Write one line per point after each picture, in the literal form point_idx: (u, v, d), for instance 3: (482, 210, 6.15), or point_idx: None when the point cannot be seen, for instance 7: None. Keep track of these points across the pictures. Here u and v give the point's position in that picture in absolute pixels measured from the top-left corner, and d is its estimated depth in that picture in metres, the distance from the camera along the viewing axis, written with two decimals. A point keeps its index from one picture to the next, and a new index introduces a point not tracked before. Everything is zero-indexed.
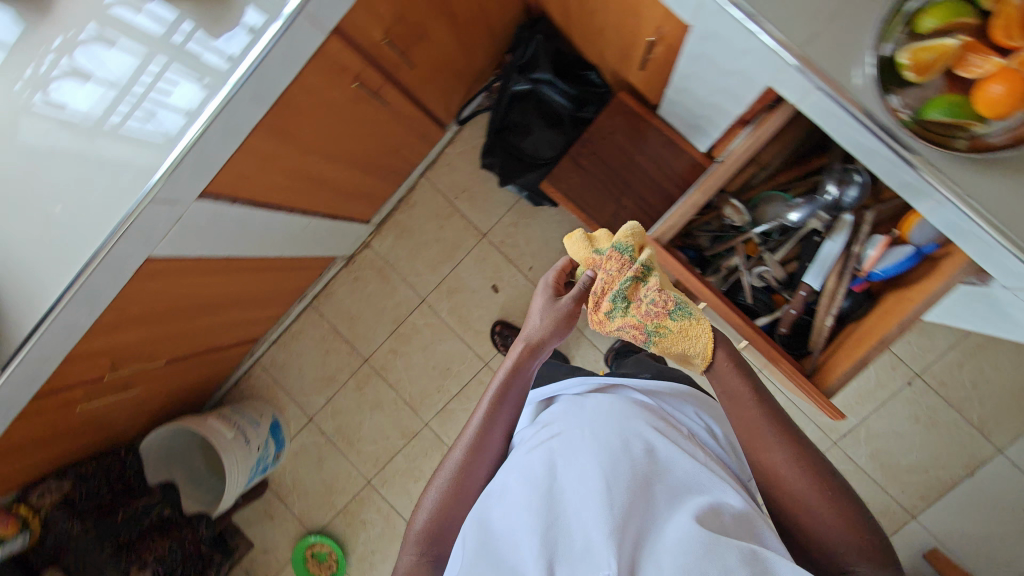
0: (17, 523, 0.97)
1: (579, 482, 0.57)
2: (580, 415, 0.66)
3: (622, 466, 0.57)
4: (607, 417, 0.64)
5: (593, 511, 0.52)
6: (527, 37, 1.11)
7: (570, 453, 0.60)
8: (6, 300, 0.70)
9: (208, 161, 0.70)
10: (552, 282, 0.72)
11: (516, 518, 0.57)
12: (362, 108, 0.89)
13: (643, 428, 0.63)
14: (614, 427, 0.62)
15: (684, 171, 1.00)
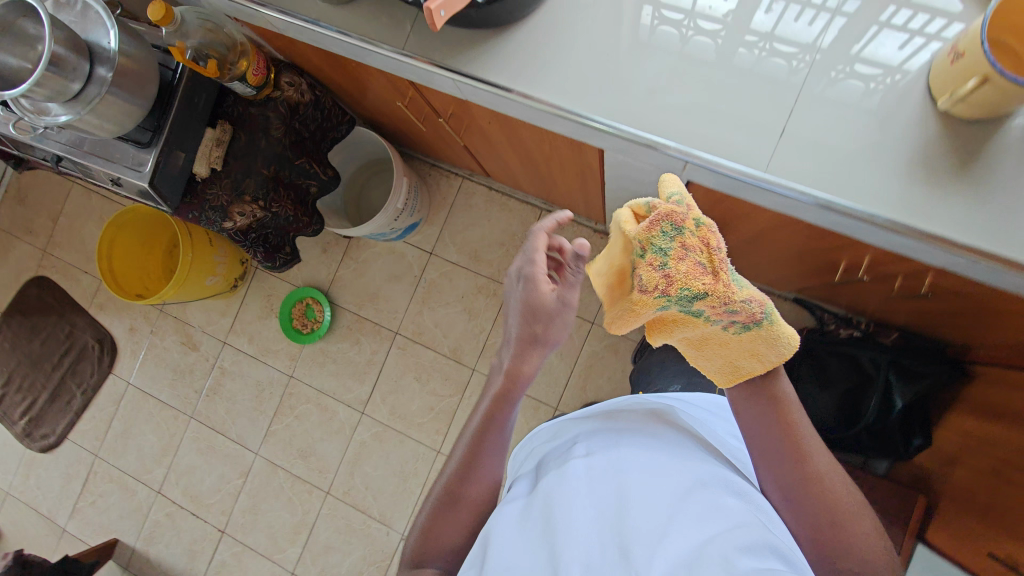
0: (261, 80, 0.92)
1: (612, 487, 0.54)
2: (614, 431, 0.62)
3: (649, 494, 0.53)
4: (648, 439, 0.61)
5: (630, 532, 0.49)
6: (936, 363, 0.99)
7: (601, 464, 0.57)
8: (512, 44, 0.63)
9: (744, 192, 0.61)
10: (540, 261, 0.59)
11: (529, 511, 0.55)
12: (822, 265, 0.80)
13: (674, 460, 0.58)
14: (651, 454, 0.58)
15: None
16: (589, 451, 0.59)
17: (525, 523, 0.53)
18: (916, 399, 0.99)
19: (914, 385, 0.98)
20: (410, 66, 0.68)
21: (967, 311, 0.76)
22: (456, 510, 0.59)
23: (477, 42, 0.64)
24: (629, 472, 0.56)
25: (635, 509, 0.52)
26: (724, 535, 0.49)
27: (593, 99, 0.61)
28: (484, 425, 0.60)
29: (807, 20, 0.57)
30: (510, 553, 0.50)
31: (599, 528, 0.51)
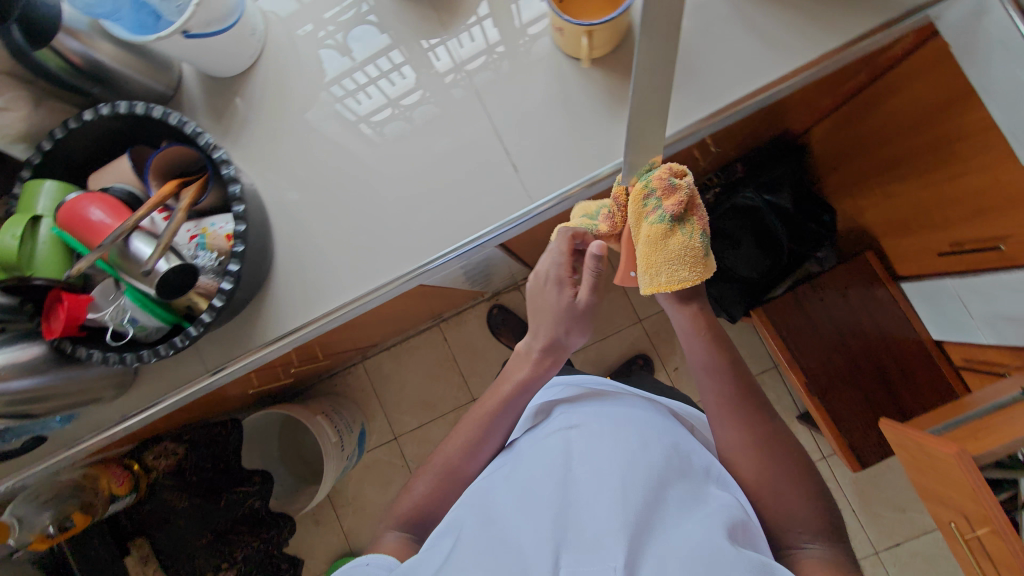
0: (130, 481, 0.88)
1: (600, 464, 0.54)
2: (601, 410, 0.63)
3: (638, 461, 0.53)
4: (628, 417, 0.61)
5: (617, 502, 0.49)
6: (779, 160, 1.09)
7: (589, 441, 0.57)
8: (280, 291, 0.65)
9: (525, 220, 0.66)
10: None
11: (512, 495, 0.55)
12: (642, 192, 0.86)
13: (663, 435, 0.59)
14: (639, 429, 0.59)
15: (904, 345, 0.97)
16: (574, 432, 0.59)
17: (508, 504, 0.54)
18: (795, 192, 1.07)
19: (784, 186, 1.06)
20: (208, 385, 0.66)
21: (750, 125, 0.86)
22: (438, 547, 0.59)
23: (254, 315, 0.65)
24: (615, 453, 0.55)
25: (627, 481, 0.51)
26: (707, 515, 0.50)
27: (375, 266, 0.64)
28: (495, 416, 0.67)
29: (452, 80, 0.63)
30: (495, 538, 0.50)
31: (591, 509, 0.50)
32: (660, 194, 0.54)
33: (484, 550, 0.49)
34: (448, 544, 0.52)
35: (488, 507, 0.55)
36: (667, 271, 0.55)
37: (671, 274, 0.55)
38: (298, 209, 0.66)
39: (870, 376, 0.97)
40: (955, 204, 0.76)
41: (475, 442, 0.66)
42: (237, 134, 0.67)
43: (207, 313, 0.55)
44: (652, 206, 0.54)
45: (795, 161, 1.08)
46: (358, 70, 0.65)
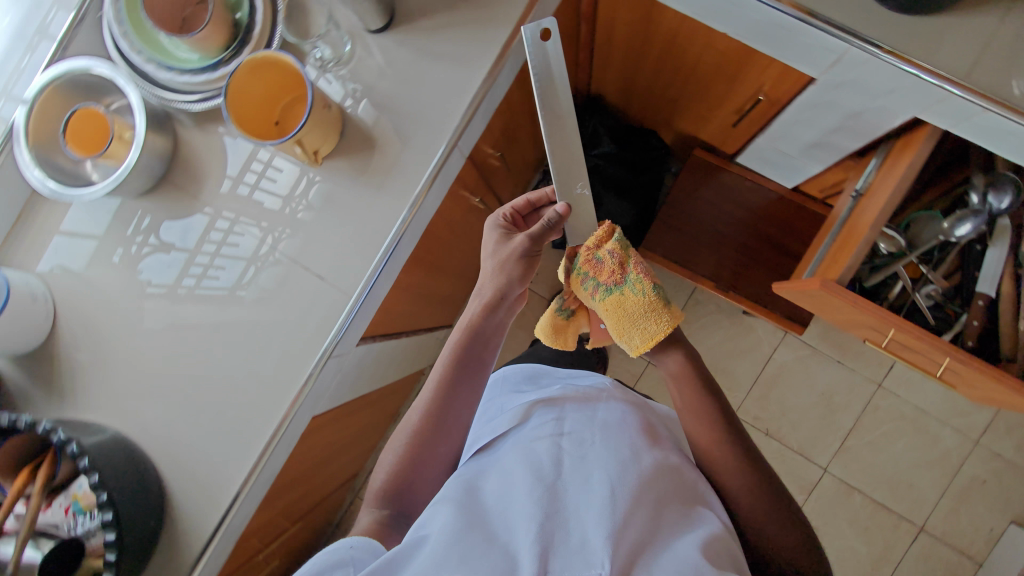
0: None
1: (587, 471, 0.51)
2: (588, 409, 0.60)
3: (628, 473, 0.51)
4: (618, 424, 0.59)
5: (606, 511, 0.47)
6: (586, 117, 1.16)
7: (579, 446, 0.55)
8: (185, 501, 0.65)
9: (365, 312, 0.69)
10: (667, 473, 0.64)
11: (502, 501, 0.50)
12: (471, 219, 0.90)
13: (652, 446, 0.57)
14: (628, 436, 0.57)
15: (770, 207, 1.02)
16: (566, 438, 0.55)
17: (496, 504, 0.50)
18: (613, 136, 1.15)
19: (601, 136, 1.13)
20: None
21: (526, 114, 0.92)
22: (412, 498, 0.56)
23: (175, 535, 0.65)
24: (606, 460, 0.52)
25: (619, 487, 0.49)
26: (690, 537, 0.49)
27: (257, 428, 0.66)
28: (465, 368, 0.60)
29: (228, 234, 0.67)
30: (484, 544, 0.45)
31: (580, 515, 0.47)
32: (603, 249, 0.64)
33: (464, 544, 0.45)
34: (429, 536, 0.46)
35: (474, 505, 0.50)
36: (637, 331, 0.62)
37: (641, 328, 0.62)
38: (160, 421, 0.66)
39: (761, 247, 1.03)
40: (712, 81, 0.82)
41: (450, 397, 0.58)
42: (72, 388, 0.68)
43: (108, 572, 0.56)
44: (602, 267, 0.64)
45: (597, 110, 1.15)
46: (197, 254, 0.67)
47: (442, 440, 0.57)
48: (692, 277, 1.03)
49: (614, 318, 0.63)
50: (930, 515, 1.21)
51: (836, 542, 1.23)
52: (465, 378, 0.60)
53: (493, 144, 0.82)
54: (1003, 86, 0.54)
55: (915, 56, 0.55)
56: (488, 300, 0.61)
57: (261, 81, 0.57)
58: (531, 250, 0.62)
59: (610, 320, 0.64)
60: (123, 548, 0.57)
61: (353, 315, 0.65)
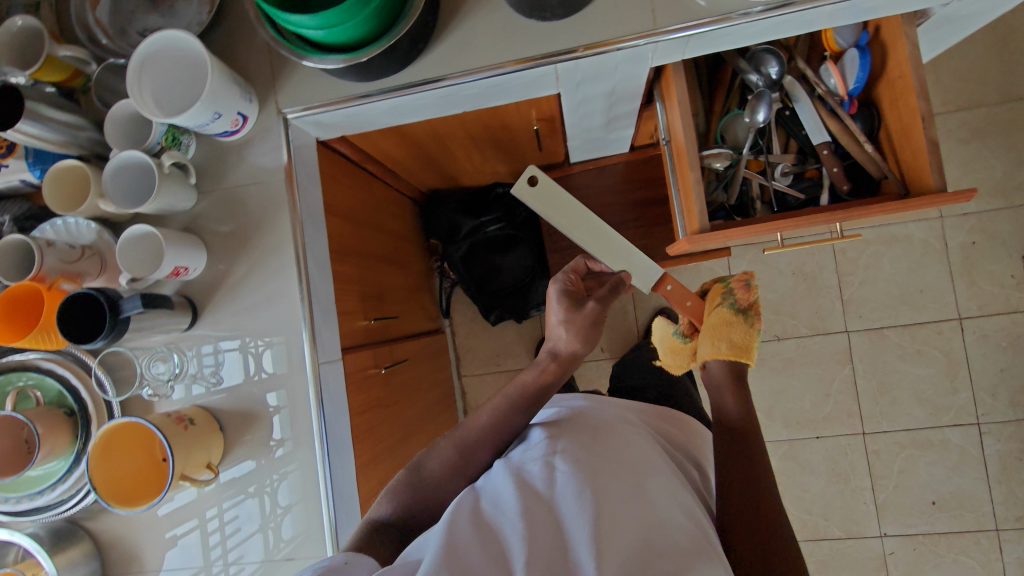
0: None
1: (582, 481, 0.51)
2: (586, 425, 0.60)
3: (614, 487, 0.51)
4: (613, 438, 0.59)
5: (592, 525, 0.46)
6: (434, 210, 1.21)
7: (575, 458, 0.54)
8: None
9: None
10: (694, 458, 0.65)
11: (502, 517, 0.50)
12: (395, 381, 0.89)
13: (638, 457, 0.57)
14: (616, 451, 0.56)
15: (626, 176, 1.04)
16: (560, 455, 0.54)
17: (499, 511, 0.50)
18: (468, 211, 1.19)
19: (457, 218, 1.18)
20: None
21: (377, 263, 0.93)
22: (431, 497, 0.59)
23: None
24: (598, 472, 0.52)
25: (602, 501, 0.49)
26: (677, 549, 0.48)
27: None
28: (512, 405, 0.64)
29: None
30: (475, 563, 0.45)
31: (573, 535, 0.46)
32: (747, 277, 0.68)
33: (466, 551, 0.45)
34: (423, 553, 0.46)
35: (472, 521, 0.49)
36: (727, 342, 0.65)
37: (728, 346, 0.65)
38: None
39: (645, 211, 1.04)
40: (494, 134, 0.85)
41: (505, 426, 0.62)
42: None
43: None
44: (739, 287, 0.67)
45: (439, 200, 1.20)
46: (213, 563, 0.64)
47: (473, 463, 0.60)
48: None
49: (715, 329, 0.66)
50: (960, 301, 1.19)
51: (905, 382, 1.20)
52: (511, 412, 0.63)
53: (362, 316, 0.83)
54: (687, 11, 0.57)
55: (604, 38, 0.58)
56: (562, 360, 0.66)
57: (120, 461, 0.56)
58: (599, 316, 0.69)
59: (705, 333, 0.67)
60: None
61: None
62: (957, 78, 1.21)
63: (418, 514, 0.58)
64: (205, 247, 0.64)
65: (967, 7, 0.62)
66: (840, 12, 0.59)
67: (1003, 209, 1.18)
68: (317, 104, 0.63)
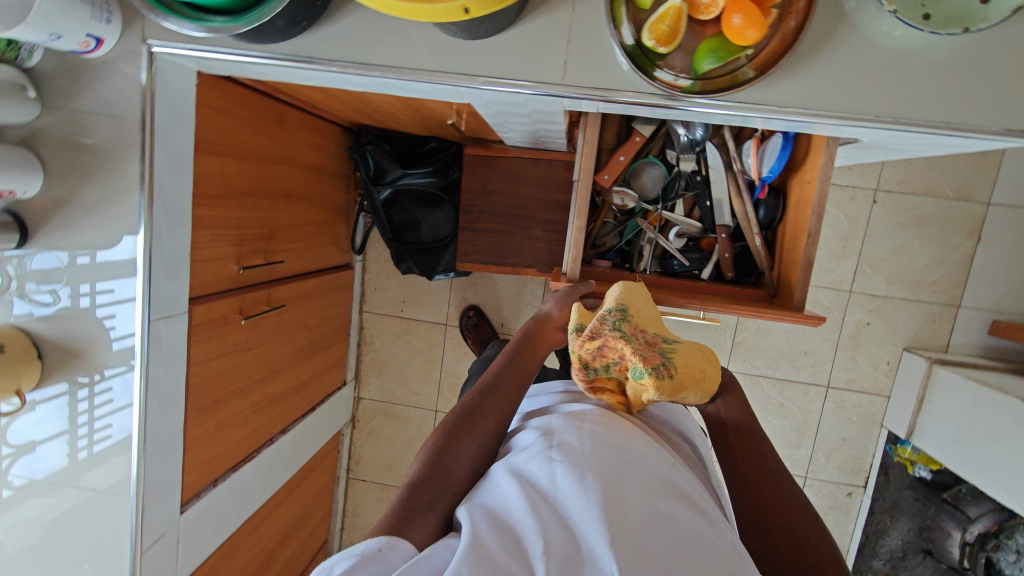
0: None
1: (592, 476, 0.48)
2: (581, 409, 0.57)
3: (623, 477, 0.48)
4: (610, 417, 0.55)
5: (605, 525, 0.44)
6: (363, 147, 1.13)
7: (578, 446, 0.50)
8: None
9: (165, 485, 0.70)
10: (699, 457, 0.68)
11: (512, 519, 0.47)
12: (265, 324, 0.90)
13: (643, 441, 0.53)
14: (619, 432, 0.53)
15: (559, 175, 1.00)
16: (560, 448, 0.51)
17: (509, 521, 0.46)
18: (400, 159, 1.13)
19: (386, 163, 1.12)
20: None
21: (273, 201, 0.89)
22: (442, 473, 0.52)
23: None
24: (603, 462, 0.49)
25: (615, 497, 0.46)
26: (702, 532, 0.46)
27: None
28: (502, 382, 0.62)
29: None
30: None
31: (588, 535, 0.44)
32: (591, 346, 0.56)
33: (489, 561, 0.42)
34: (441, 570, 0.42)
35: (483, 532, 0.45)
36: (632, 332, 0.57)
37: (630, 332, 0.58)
38: None
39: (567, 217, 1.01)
40: (413, 109, 0.79)
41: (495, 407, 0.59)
42: None
43: None
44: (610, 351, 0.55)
45: (371, 139, 1.12)
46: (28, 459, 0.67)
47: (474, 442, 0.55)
48: (514, 269, 1.04)
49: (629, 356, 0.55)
50: (836, 371, 1.26)
51: None
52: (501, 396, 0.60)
53: (237, 260, 0.81)
54: (597, 74, 0.52)
55: (506, 74, 0.53)
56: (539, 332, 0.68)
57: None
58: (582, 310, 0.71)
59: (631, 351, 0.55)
60: None
61: (144, 501, 0.67)
62: (924, 160, 1.17)
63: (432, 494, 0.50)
64: (42, 170, 0.61)
65: (893, 145, 0.58)
66: (763, 122, 0.55)
67: (906, 299, 1.21)
68: (182, 47, 0.55)
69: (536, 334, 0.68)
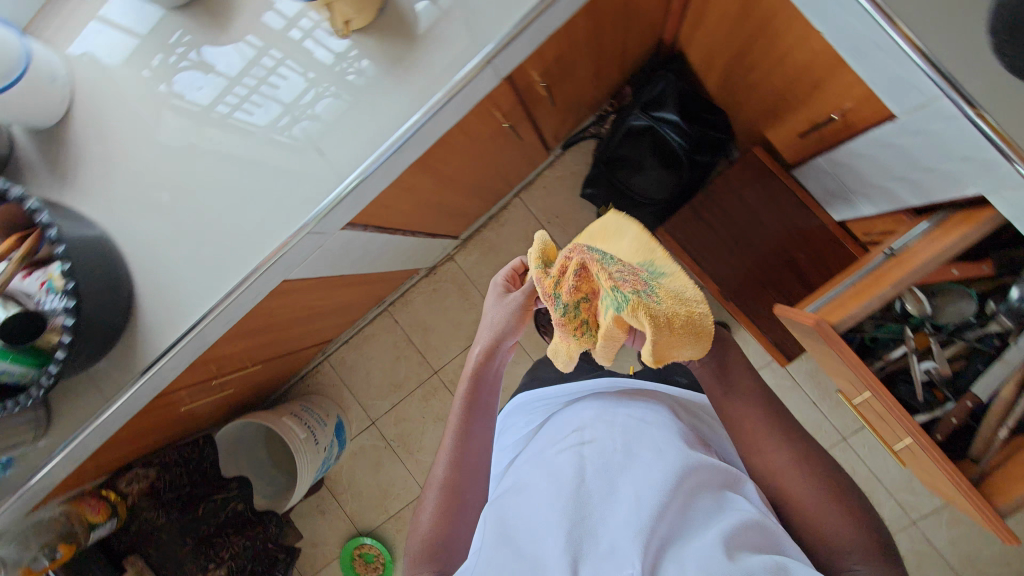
0: (107, 509, 0.99)
1: (607, 480, 0.55)
2: (608, 415, 0.64)
3: (651, 476, 0.54)
4: (633, 424, 0.62)
5: (622, 519, 0.50)
6: (658, 72, 1.09)
7: (602, 452, 0.59)
8: (152, 310, 0.70)
9: (362, 197, 0.69)
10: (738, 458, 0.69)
11: (522, 539, 0.54)
12: (497, 141, 0.87)
13: (672, 446, 0.58)
14: (649, 442, 0.59)
15: (808, 232, 0.96)
16: (586, 446, 0.60)
17: (526, 522, 0.55)
18: (680, 102, 1.06)
19: (668, 99, 1.05)
20: (127, 404, 0.73)
21: (591, 52, 0.86)
22: (447, 510, 0.59)
23: (135, 336, 0.71)
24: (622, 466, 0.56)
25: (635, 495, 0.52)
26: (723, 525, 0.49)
27: (226, 275, 0.69)
28: (469, 412, 0.64)
29: (253, 70, 0.67)
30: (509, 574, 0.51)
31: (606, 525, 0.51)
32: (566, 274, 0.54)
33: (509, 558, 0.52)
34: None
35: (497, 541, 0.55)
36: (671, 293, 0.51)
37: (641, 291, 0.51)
38: (141, 234, 0.70)
39: (781, 270, 0.98)
40: (794, 80, 0.74)
41: (474, 429, 0.63)
42: (82, 190, 0.70)
43: (60, 351, 0.61)
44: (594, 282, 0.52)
45: (675, 70, 1.06)
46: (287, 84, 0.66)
47: (470, 474, 0.61)
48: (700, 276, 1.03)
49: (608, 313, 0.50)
50: None
51: None
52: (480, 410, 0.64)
53: (541, 73, 0.78)
54: None
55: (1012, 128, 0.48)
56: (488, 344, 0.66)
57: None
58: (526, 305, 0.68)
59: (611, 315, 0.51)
60: (76, 330, 0.61)
61: (347, 195, 0.66)
62: None
63: (447, 535, 0.59)
64: None
65: None
66: None
67: (948, 566, 1.18)
68: None
69: (499, 351, 0.67)
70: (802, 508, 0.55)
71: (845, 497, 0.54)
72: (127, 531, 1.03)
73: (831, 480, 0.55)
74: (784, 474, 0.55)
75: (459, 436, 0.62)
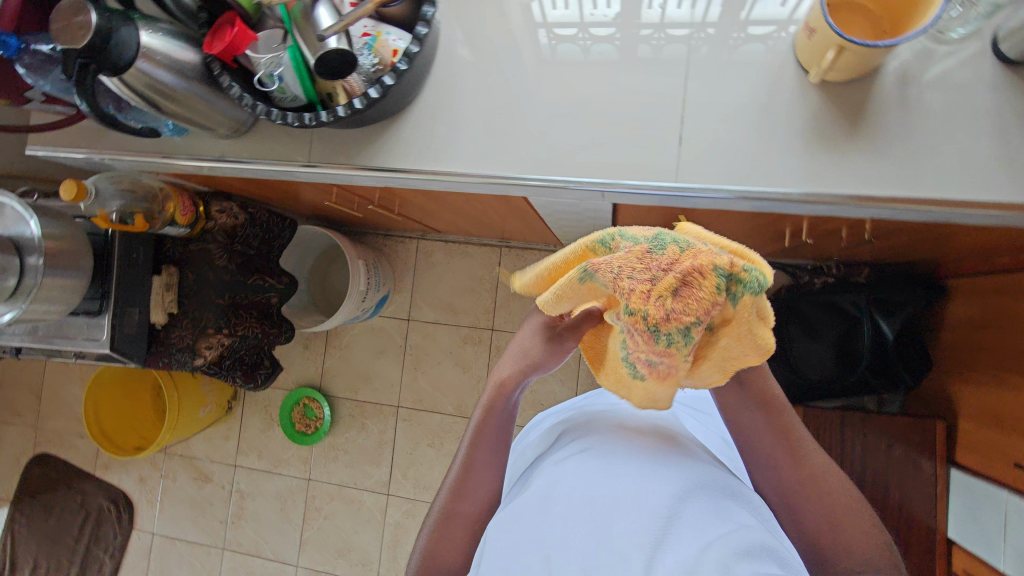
0: (192, 216, 0.94)
1: (598, 491, 0.52)
2: (613, 425, 0.62)
3: (647, 496, 0.50)
4: (632, 436, 0.59)
5: (614, 541, 0.48)
6: (918, 284, 1.00)
7: (602, 462, 0.55)
8: (412, 128, 0.65)
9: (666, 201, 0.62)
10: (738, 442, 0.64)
11: (508, 547, 0.51)
12: (773, 233, 0.80)
13: (671, 460, 0.55)
14: (645, 455, 0.56)
15: (915, 526, 0.93)
16: (588, 450, 0.57)
17: (510, 535, 0.52)
18: (905, 325, 0.99)
19: (902, 312, 0.97)
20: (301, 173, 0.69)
21: (920, 239, 0.78)
22: (449, 529, 0.57)
23: (376, 135, 0.66)
24: (614, 476, 0.53)
25: (622, 524, 0.49)
26: (719, 538, 0.46)
27: (498, 161, 0.64)
28: (474, 441, 0.58)
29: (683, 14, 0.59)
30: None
31: (589, 541, 0.48)
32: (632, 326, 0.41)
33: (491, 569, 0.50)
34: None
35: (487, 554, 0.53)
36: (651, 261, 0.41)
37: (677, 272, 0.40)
38: (459, 60, 0.64)
39: None
40: None
41: (477, 453, 0.58)
42: None
43: (343, 108, 0.56)
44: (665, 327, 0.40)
45: (931, 296, 0.98)
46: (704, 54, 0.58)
47: (468, 503, 0.58)
48: None
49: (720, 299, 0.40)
50: None
51: None
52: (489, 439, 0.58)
53: (882, 226, 0.70)
54: None
55: None
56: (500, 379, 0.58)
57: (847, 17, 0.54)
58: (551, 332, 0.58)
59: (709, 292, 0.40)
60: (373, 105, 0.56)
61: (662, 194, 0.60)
62: None
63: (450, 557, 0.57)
64: None
65: None
66: None
67: None
68: None
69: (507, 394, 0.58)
70: (808, 518, 0.53)
71: (848, 520, 0.51)
72: (185, 241, 0.99)
73: (817, 470, 0.53)
74: (804, 483, 0.52)
75: (462, 470, 0.58)
